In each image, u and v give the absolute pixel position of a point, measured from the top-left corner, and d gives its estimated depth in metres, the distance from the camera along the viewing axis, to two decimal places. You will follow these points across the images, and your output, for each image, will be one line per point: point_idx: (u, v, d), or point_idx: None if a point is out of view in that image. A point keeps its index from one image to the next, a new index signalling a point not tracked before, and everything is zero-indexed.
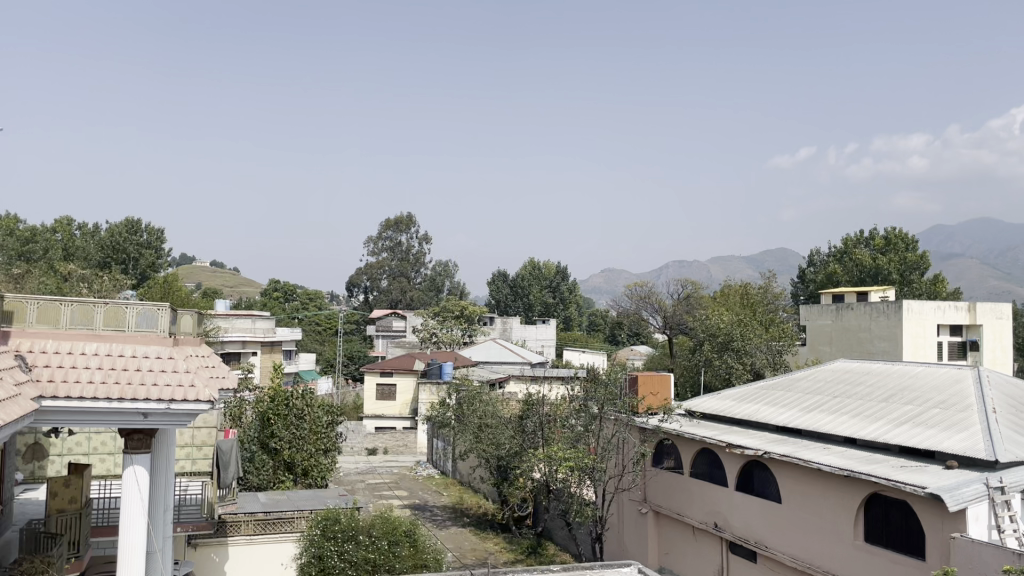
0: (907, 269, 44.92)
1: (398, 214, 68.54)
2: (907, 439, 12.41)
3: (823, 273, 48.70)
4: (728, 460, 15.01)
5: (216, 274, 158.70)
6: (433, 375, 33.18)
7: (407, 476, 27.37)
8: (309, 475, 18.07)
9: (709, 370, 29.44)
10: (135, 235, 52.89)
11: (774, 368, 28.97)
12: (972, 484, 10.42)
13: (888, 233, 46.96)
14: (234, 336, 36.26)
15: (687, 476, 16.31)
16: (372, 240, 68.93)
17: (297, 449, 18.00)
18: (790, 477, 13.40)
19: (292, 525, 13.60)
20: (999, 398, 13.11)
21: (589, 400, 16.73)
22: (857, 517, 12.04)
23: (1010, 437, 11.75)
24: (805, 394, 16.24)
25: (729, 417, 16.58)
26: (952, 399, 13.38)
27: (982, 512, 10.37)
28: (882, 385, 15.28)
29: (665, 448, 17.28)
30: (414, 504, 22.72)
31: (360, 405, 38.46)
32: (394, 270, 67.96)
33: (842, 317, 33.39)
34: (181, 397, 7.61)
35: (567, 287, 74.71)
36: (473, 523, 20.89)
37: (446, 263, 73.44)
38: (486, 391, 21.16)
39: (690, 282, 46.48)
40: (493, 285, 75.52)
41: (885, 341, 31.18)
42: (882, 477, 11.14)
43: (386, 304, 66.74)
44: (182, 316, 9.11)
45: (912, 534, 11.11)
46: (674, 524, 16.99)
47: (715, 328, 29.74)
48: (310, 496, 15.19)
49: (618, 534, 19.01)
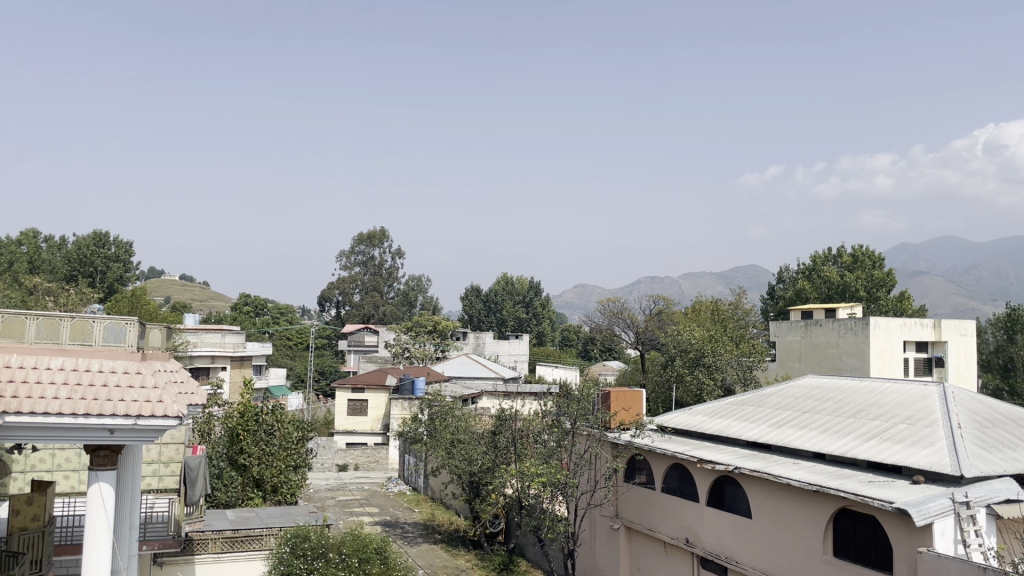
0: (874, 286, 45.61)
1: (370, 229, 68.33)
2: (874, 454, 12.58)
3: (792, 289, 49.27)
4: (699, 475, 15.09)
5: (186, 288, 157.44)
6: (405, 391, 32.70)
7: (379, 492, 27.14)
8: (278, 492, 17.87)
9: (681, 386, 29.57)
10: (103, 249, 52.23)
11: (745, 383, 29.48)
12: (939, 498, 10.54)
13: (855, 250, 47.72)
14: (203, 351, 35.83)
15: (659, 491, 16.36)
16: (344, 254, 68.36)
17: (266, 466, 17.76)
18: (761, 493, 13.49)
19: (262, 542, 13.46)
20: (964, 414, 13.32)
21: (562, 415, 16.72)
22: (826, 532, 12.13)
23: (975, 452, 11.94)
24: (775, 410, 16.39)
25: (700, 432, 16.67)
26: (918, 415, 13.58)
27: (947, 527, 10.50)
28: (850, 401, 15.48)
29: (638, 463, 17.35)
30: (385, 521, 22.55)
31: (330, 421, 38.15)
32: (366, 285, 67.55)
33: (811, 333, 33.79)
34: (149, 413, 7.52)
35: (539, 302, 74.80)
36: (445, 539, 20.78)
37: (418, 278, 73.29)
38: (458, 407, 21.16)
39: (661, 299, 46.85)
40: (466, 300, 75.55)
41: (853, 357, 31.56)
42: (851, 492, 11.26)
43: (358, 319, 66.38)
44: (151, 330, 9.03)
45: (880, 547, 11.24)
46: (646, 540, 17.01)
47: (686, 344, 30.03)
48: (278, 513, 15.01)
49: (590, 550, 18.98)
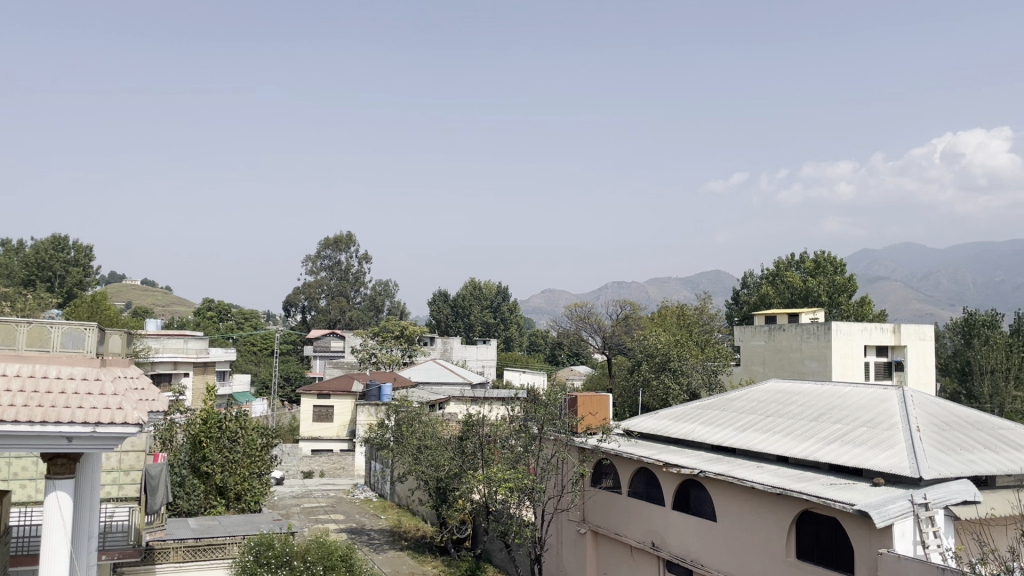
0: (836, 292, 46.32)
1: (337, 234, 67.87)
2: (835, 457, 12.79)
3: (757, 294, 49.85)
4: (664, 479, 15.20)
5: (147, 293, 154.90)
6: (371, 397, 32.46)
7: (344, 499, 26.90)
8: (242, 500, 17.67)
9: (647, 391, 29.74)
10: (62, 253, 51.29)
11: (710, 388, 29.71)
12: (898, 500, 10.71)
13: (818, 256, 48.48)
14: (165, 357, 35.30)
15: (626, 495, 16.44)
16: (310, 259, 67.78)
17: (230, 473, 17.55)
18: (725, 496, 13.61)
19: (224, 551, 13.27)
20: (922, 417, 13.57)
21: (529, 420, 16.69)
22: (789, 534, 12.28)
23: (934, 454, 12.18)
24: (740, 414, 16.55)
25: (666, 436, 16.78)
26: (879, 419, 13.80)
27: (907, 528, 10.68)
28: (812, 405, 15.69)
29: (604, 467, 17.43)
30: (351, 528, 22.36)
31: (296, 428, 37.83)
32: (333, 290, 67.03)
33: (774, 338, 34.31)
34: (108, 420, 7.35)
35: (507, 307, 74.83)
36: (411, 546, 20.66)
37: (385, 282, 72.95)
38: (425, 412, 21.08)
39: (628, 304, 47.10)
40: (434, 305, 75.38)
41: (816, 361, 32.03)
42: (814, 494, 11.41)
43: (324, 324, 65.82)
44: (110, 335, 8.85)
45: (842, 549, 11.41)
46: (612, 544, 17.08)
47: (653, 349, 30.24)
48: (242, 521, 14.81)
49: (558, 555, 19.00)
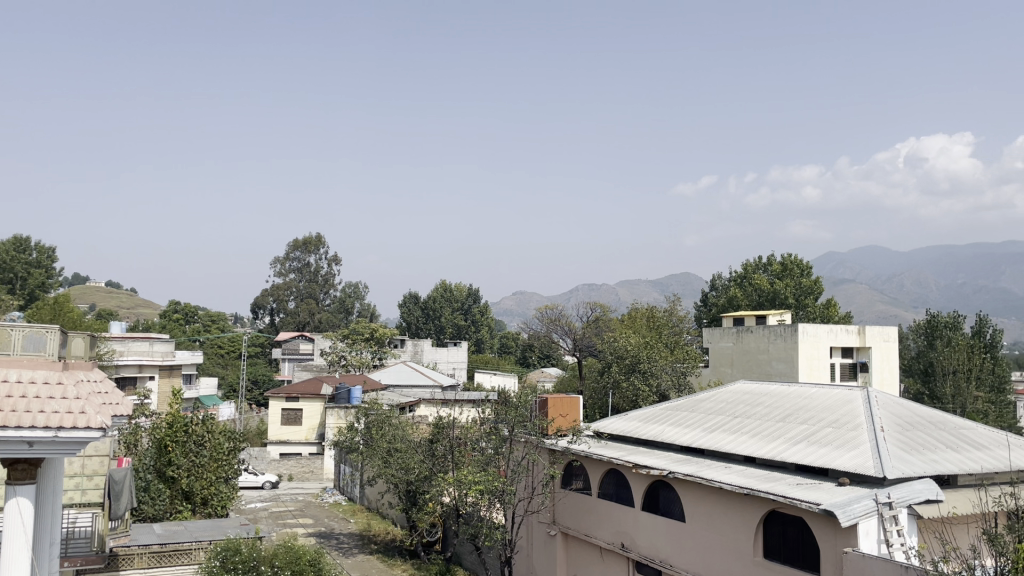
0: (802, 294, 46.89)
1: (306, 235, 67.33)
2: (802, 457, 12.95)
3: (725, 296, 50.36)
4: (634, 480, 15.28)
5: (111, 295, 152.63)
6: (341, 400, 32.27)
7: (313, 503, 26.66)
8: (208, 505, 17.44)
9: (617, 393, 29.85)
10: (24, 254, 50.38)
11: (679, 389, 29.91)
12: (862, 499, 10.86)
13: (785, 259, 49.13)
14: (130, 360, 34.75)
15: (596, 497, 16.51)
16: (278, 260, 67.15)
17: (196, 478, 17.31)
18: (693, 496, 13.71)
19: (190, 556, 13.14)
20: (886, 417, 13.78)
21: (500, 422, 16.71)
22: (756, 534, 12.39)
23: (898, 454, 12.38)
24: (708, 415, 16.70)
25: (635, 437, 16.85)
26: (844, 419, 14.01)
27: (871, 527, 10.83)
28: (779, 405, 15.87)
29: (575, 469, 17.49)
30: (320, 532, 22.17)
31: (264, 432, 37.46)
32: (301, 292, 66.44)
33: (742, 339, 34.63)
34: (70, 425, 7.22)
35: (477, 309, 74.81)
36: (381, 550, 20.53)
37: (355, 284, 72.52)
38: (395, 415, 20.98)
39: (598, 306, 47.29)
40: (404, 307, 75.10)
41: (782, 362, 32.41)
42: (780, 494, 11.53)
43: (293, 326, 65.21)
44: (73, 338, 8.69)
45: (808, 548, 11.55)
46: (582, 545, 17.12)
47: (623, 351, 30.42)
48: (208, 525, 14.63)
49: (528, 557, 19.01)
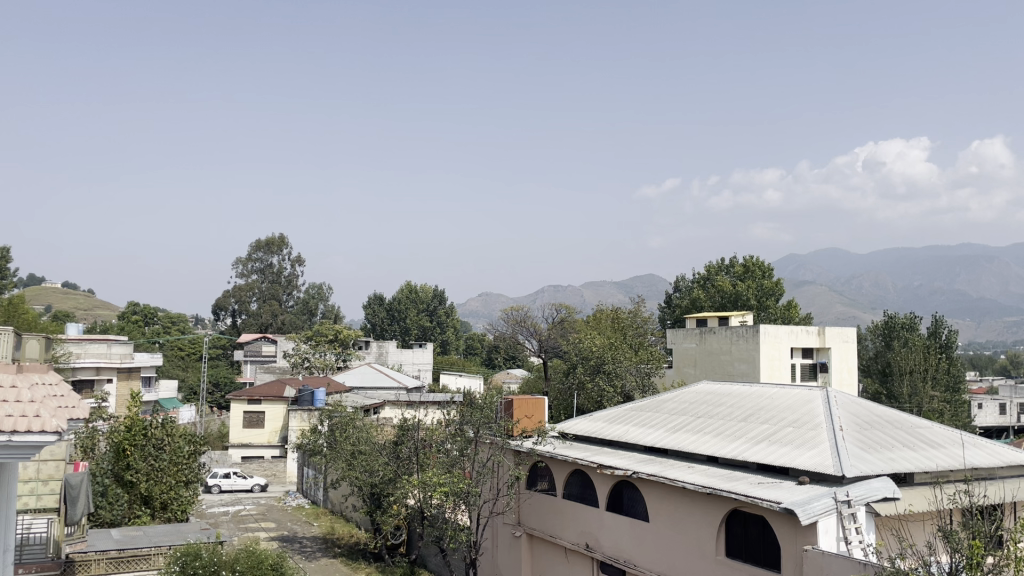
0: (764, 295, 47.55)
1: (269, 236, 66.61)
2: (763, 457, 13.12)
3: (688, 298, 50.87)
4: (598, 480, 15.35)
5: (68, 296, 149.70)
6: (304, 402, 31.93)
7: (275, 507, 26.34)
8: (168, 509, 17.24)
9: (582, 393, 29.98)
10: None
11: (644, 390, 30.13)
12: (822, 498, 11.03)
13: (746, 260, 49.82)
14: (87, 362, 34.07)
15: (561, 497, 16.57)
16: (241, 261, 66.32)
17: (155, 482, 17.04)
18: (656, 496, 13.83)
19: (149, 562, 12.91)
20: (845, 417, 14.00)
21: (465, 424, 16.69)
22: (718, 533, 12.52)
23: (856, 453, 12.59)
24: (671, 415, 16.85)
25: (600, 438, 16.92)
26: (804, 418, 14.24)
27: (831, 525, 10.99)
28: (740, 406, 16.07)
29: (540, 470, 17.54)
30: (282, 536, 21.92)
31: (225, 435, 36.97)
32: (264, 294, 65.66)
33: (705, 340, 34.97)
34: (24, 428, 7.00)
35: (443, 311, 74.61)
36: (345, 553, 20.37)
37: (319, 286, 71.95)
38: (359, 417, 20.84)
39: (564, 307, 47.46)
40: (368, 309, 74.63)
41: (744, 362, 32.83)
42: (742, 493, 11.67)
43: (255, 328, 64.38)
44: (27, 339, 8.51)
45: (769, 546, 11.70)
46: (547, 546, 17.17)
47: (587, 352, 30.59)
48: (168, 530, 14.40)
49: (493, 558, 19.02)
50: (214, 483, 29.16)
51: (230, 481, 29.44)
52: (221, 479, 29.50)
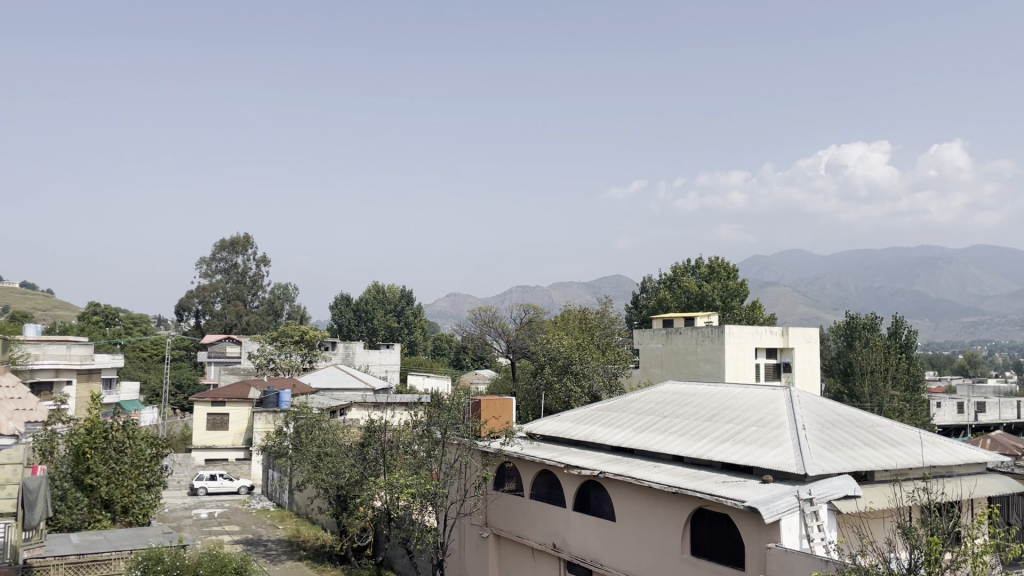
0: (729, 296, 48.07)
1: (234, 235, 65.84)
2: (727, 456, 13.26)
3: (655, 298, 51.26)
4: (565, 480, 15.40)
5: (26, 296, 146.66)
6: (269, 404, 31.51)
7: (239, 510, 26.03)
8: (129, 513, 16.96)
9: (550, 393, 30.05)
10: None
11: (611, 390, 30.33)
12: (785, 496, 11.19)
13: (712, 262, 50.36)
14: (46, 364, 33.45)
15: (528, 498, 16.61)
16: (204, 261, 65.45)
17: (116, 486, 16.74)
18: (623, 495, 13.91)
19: (110, 566, 12.74)
20: (808, 416, 14.20)
21: (432, 425, 16.63)
22: (683, 531, 12.63)
23: (818, 451, 12.78)
24: (638, 415, 16.96)
25: (567, 438, 16.98)
26: (767, 418, 14.41)
27: (794, 523, 11.13)
28: (705, 405, 16.22)
29: (507, 471, 17.55)
30: (247, 539, 21.68)
31: (188, 436, 36.47)
32: (228, 294, 64.86)
33: (671, 341, 35.25)
34: None
35: (411, 311, 74.29)
36: (311, 555, 20.21)
37: (285, 286, 71.30)
38: (326, 419, 20.66)
39: (531, 308, 47.55)
40: (335, 309, 74.07)
41: (709, 362, 33.15)
42: (706, 492, 11.78)
43: (219, 329, 63.59)
44: None
45: (733, 544, 11.83)
46: (514, 546, 17.19)
47: (555, 353, 30.67)
48: (129, 535, 14.15)
49: (460, 559, 18.99)
50: (201, 485, 28.80)
51: (217, 482, 29.07)
52: (208, 481, 29.10)
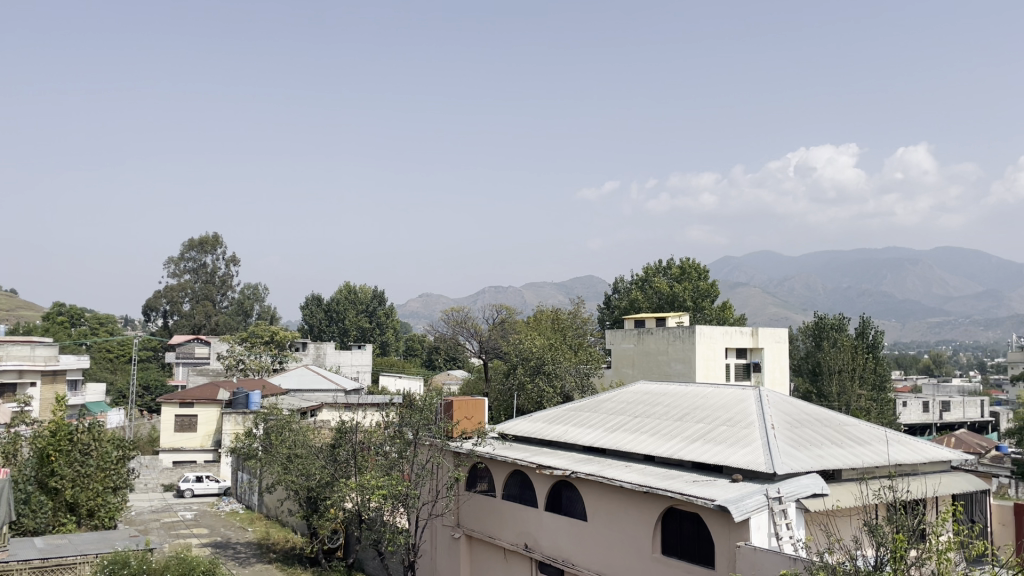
0: (699, 296, 48.50)
1: (203, 235, 65.03)
2: (697, 455, 13.35)
3: (627, 299, 51.52)
4: (537, 480, 15.41)
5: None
6: (238, 405, 31.11)
7: (208, 513, 25.73)
8: (95, 516, 16.68)
9: (522, 393, 30.03)
10: None
11: (582, 390, 30.47)
12: (754, 495, 11.31)
13: (683, 263, 50.77)
14: (9, 365, 32.84)
15: (500, 498, 16.60)
16: (173, 260, 64.61)
17: (81, 488, 16.44)
18: (594, 495, 13.95)
19: (74, 571, 12.46)
20: (776, 416, 14.35)
21: (404, 426, 16.55)
22: (654, 530, 12.69)
23: (786, 450, 12.91)
24: (609, 415, 17.03)
25: (539, 438, 17.01)
26: (737, 418, 14.54)
27: (763, 521, 11.23)
28: (676, 405, 16.33)
29: (479, 471, 17.52)
30: (215, 542, 21.44)
31: (156, 438, 35.99)
32: (197, 294, 64.13)
33: (643, 341, 35.44)
34: None
35: (383, 311, 73.93)
36: (280, 558, 20.01)
37: (255, 286, 70.63)
38: (296, 420, 20.48)
39: (504, 308, 47.56)
40: (306, 310, 73.49)
41: (680, 363, 33.39)
42: (678, 491, 11.85)
43: (188, 329, 62.82)
44: None
45: (703, 544, 11.92)
46: (485, 547, 17.17)
47: (527, 353, 30.68)
48: (94, 538, 13.94)
49: (431, 560, 18.93)
50: (186, 487, 28.55)
51: (203, 484, 28.89)
52: (193, 483, 28.84)
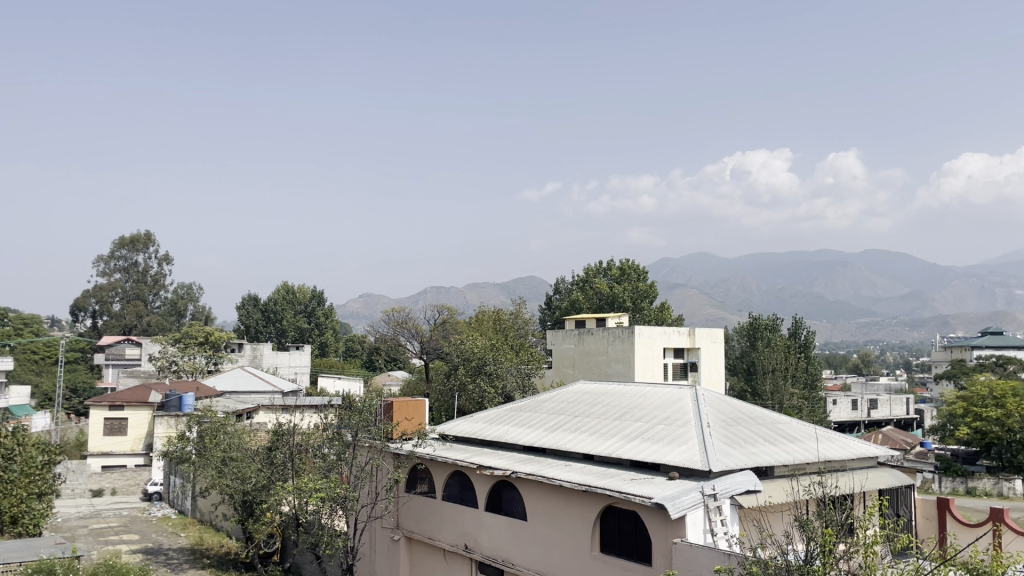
0: (638, 297, 49.22)
1: (134, 232, 63.12)
2: (635, 454, 13.52)
3: (567, 299, 51.87)
4: (477, 481, 15.39)
5: None
6: (171, 408, 30.29)
7: (139, 518, 25.03)
8: (18, 523, 15.99)
9: (463, 394, 29.97)
10: None
11: (523, 390, 30.59)
12: (690, 492, 11.50)
13: (623, 264, 51.37)
14: None
15: (440, 499, 16.55)
16: (102, 259, 62.58)
17: (4, 495, 15.71)
18: (534, 495, 14.01)
19: None
20: (712, 415, 14.62)
21: (343, 428, 16.32)
22: (593, 529, 12.81)
23: (721, 448, 13.16)
24: (550, 415, 17.11)
25: (479, 438, 17.01)
26: (673, 417, 14.78)
27: (699, 518, 11.44)
28: (615, 405, 16.51)
29: (419, 472, 17.41)
30: (146, 548, 20.87)
31: (83, 443, 34.82)
32: (128, 294, 62.36)
33: (583, 341, 35.72)
34: None
35: (321, 312, 72.88)
36: (214, 564, 19.56)
37: (189, 286, 68.94)
38: (231, 422, 20.05)
39: (445, 308, 47.39)
40: (243, 310, 71.93)
41: (619, 363, 33.83)
42: (616, 490, 12.00)
43: (118, 330, 61.07)
44: None
45: (640, 541, 12.10)
46: (426, 548, 17.09)
47: (469, 353, 30.60)
48: (17, 547, 13.38)
49: (370, 562, 18.74)
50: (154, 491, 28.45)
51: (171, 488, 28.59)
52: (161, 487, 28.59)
